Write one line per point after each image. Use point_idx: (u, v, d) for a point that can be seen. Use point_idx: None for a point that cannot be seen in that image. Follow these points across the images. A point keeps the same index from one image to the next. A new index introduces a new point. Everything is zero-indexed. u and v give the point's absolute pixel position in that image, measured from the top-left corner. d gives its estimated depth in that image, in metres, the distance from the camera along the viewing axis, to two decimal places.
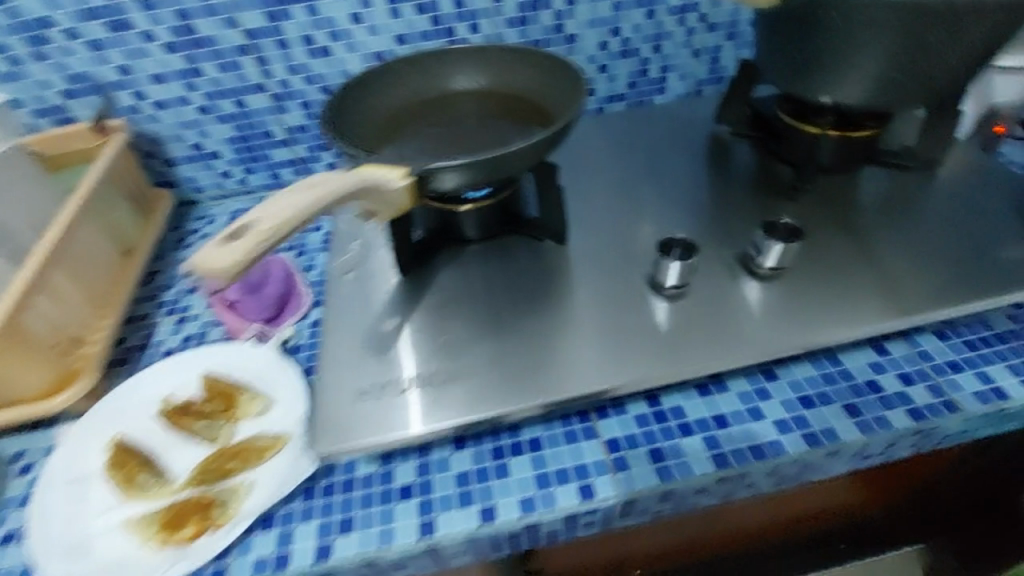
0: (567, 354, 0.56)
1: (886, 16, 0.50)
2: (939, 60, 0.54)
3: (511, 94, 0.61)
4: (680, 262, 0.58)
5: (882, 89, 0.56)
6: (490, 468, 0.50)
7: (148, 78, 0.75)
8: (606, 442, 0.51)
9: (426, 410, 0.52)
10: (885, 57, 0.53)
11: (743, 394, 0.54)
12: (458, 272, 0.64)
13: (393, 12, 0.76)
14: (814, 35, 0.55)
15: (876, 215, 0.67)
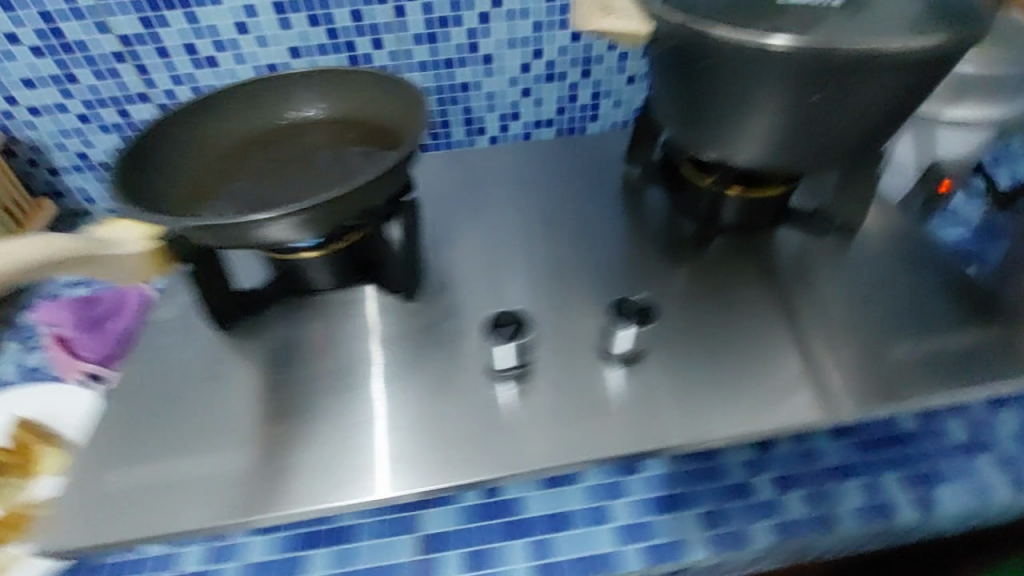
0: (398, 435, 0.51)
1: (777, 78, 0.44)
2: (840, 129, 0.47)
3: (363, 121, 0.54)
4: (509, 346, 0.51)
5: (786, 148, 0.49)
6: (291, 560, 0.47)
7: (17, 83, 0.70)
8: (426, 537, 0.47)
9: (241, 495, 0.48)
10: (780, 120, 0.47)
11: (593, 484, 0.50)
12: (312, 320, 0.59)
13: (283, 22, 0.69)
14: (703, 90, 0.48)
15: (781, 287, 0.61)
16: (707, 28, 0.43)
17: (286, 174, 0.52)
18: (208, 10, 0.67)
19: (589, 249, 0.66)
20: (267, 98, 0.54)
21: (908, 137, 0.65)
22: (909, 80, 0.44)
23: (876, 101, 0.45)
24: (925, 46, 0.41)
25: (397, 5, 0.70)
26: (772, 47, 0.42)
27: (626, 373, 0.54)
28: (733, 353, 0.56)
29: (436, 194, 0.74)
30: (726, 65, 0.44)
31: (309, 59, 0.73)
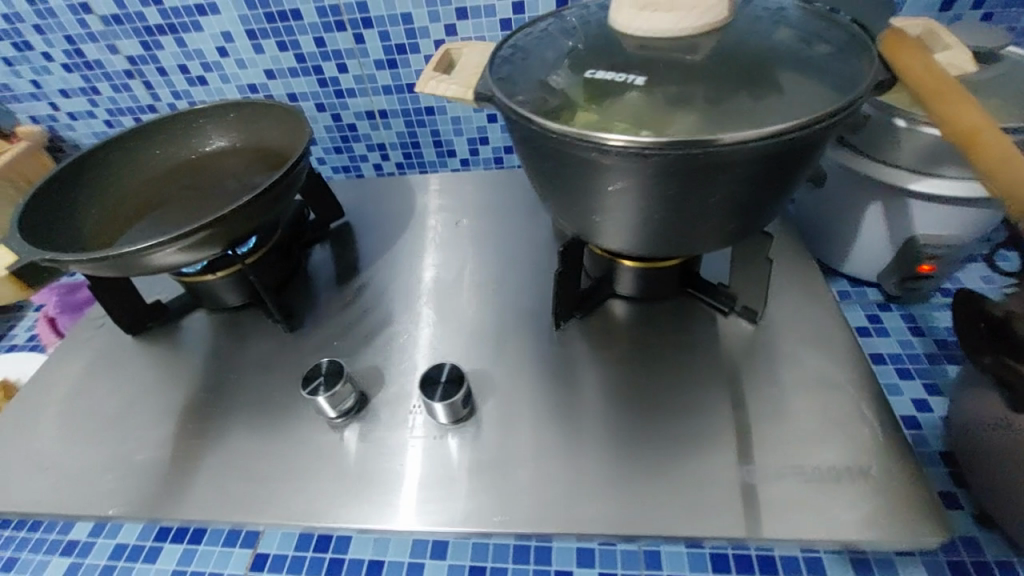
0: (245, 462, 0.50)
1: (624, 170, 0.38)
2: (710, 212, 0.42)
3: (260, 145, 0.61)
4: (322, 401, 0.46)
5: (671, 224, 0.43)
6: (144, 548, 0.52)
7: (56, 93, 0.83)
8: (251, 557, 0.50)
9: (89, 488, 0.49)
10: (641, 209, 0.41)
11: (416, 540, 0.50)
12: (214, 327, 0.61)
13: (257, 47, 0.75)
14: (560, 180, 0.42)
15: (704, 364, 0.51)
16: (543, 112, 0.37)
17: (192, 203, 0.57)
18: (193, 36, 0.74)
19: (506, 285, 0.61)
20: (173, 139, 0.61)
21: (876, 206, 0.55)
22: (769, 159, 0.38)
23: (739, 182, 0.40)
24: (776, 128, 0.36)
25: (355, 32, 0.72)
26: (608, 142, 0.36)
27: (485, 434, 0.49)
28: (615, 434, 0.48)
29: (376, 210, 0.74)
30: (569, 157, 0.39)
31: (284, 81, 0.78)
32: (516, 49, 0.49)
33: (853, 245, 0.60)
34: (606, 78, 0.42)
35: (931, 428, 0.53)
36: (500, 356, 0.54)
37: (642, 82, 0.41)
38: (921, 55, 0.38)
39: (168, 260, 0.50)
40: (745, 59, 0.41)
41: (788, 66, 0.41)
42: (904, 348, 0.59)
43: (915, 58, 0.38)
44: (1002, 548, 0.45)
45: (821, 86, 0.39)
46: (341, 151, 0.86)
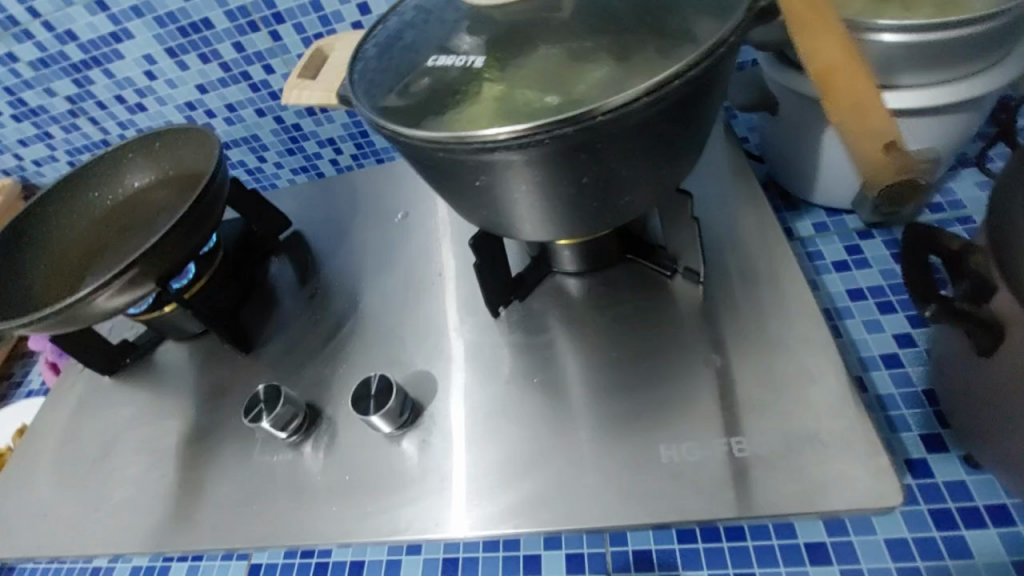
0: (218, 490, 0.52)
1: (502, 166, 0.34)
2: (619, 189, 0.36)
3: (183, 171, 0.61)
4: (270, 423, 0.48)
5: (584, 218, 0.39)
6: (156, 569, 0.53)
7: (16, 143, 0.84)
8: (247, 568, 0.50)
9: (84, 533, 0.52)
10: (542, 202, 0.37)
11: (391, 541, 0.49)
12: (183, 358, 0.62)
13: (181, 64, 0.73)
14: (452, 186, 0.38)
15: (656, 335, 0.49)
16: (406, 125, 0.33)
17: (132, 243, 0.58)
18: (118, 65, 0.74)
19: (455, 274, 0.59)
20: (105, 182, 0.62)
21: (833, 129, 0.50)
22: (659, 120, 0.33)
23: (638, 152, 0.34)
24: (648, 85, 0.31)
25: (270, 30, 0.69)
26: (469, 140, 0.32)
27: (435, 434, 0.49)
28: (567, 417, 0.47)
29: (328, 211, 0.72)
30: (445, 161, 0.35)
31: (217, 92, 0.76)
32: (400, 26, 0.45)
33: (819, 175, 0.54)
34: (444, 65, 0.39)
35: (915, 366, 0.48)
36: (448, 351, 0.53)
37: (518, 48, 0.37)
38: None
39: (106, 307, 0.50)
40: (627, 1, 0.36)
41: (675, 0, 0.36)
42: (886, 279, 0.53)
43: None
44: (994, 491, 0.41)
45: (709, 19, 0.34)
46: (294, 152, 0.84)
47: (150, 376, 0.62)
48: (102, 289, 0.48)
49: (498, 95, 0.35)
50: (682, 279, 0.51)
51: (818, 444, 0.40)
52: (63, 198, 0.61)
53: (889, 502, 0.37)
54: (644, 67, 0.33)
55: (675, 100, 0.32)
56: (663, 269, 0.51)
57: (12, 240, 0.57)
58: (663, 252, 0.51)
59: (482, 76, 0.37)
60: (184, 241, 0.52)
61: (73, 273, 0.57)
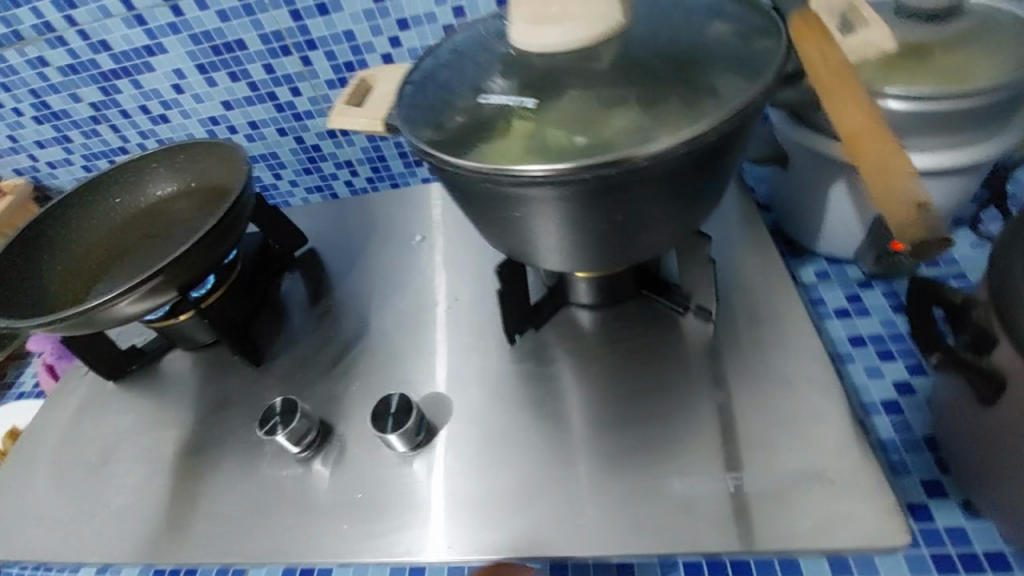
0: (221, 502, 0.51)
1: (540, 199, 0.35)
2: (644, 227, 0.38)
3: (206, 185, 0.62)
4: (284, 436, 0.48)
5: (609, 252, 0.40)
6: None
7: (33, 145, 0.85)
8: None
9: (76, 543, 0.51)
10: (571, 235, 0.38)
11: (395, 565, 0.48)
12: (190, 368, 0.62)
13: (210, 80, 0.75)
14: (485, 215, 0.40)
15: (668, 370, 0.50)
16: (448, 156, 0.35)
17: (150, 252, 0.58)
18: (147, 77, 0.75)
19: (470, 299, 0.60)
20: (127, 190, 0.63)
21: (840, 185, 0.53)
22: (689, 166, 0.35)
23: (666, 194, 0.36)
24: (685, 134, 0.33)
25: (302, 55, 0.71)
26: (513, 174, 0.33)
27: (447, 456, 0.49)
28: (578, 446, 0.47)
29: (344, 231, 0.73)
30: (484, 191, 0.37)
31: (242, 110, 0.78)
32: (435, 67, 0.47)
33: (823, 225, 0.57)
34: (499, 102, 0.40)
35: (915, 413, 0.50)
36: (462, 374, 0.54)
37: (557, 92, 0.39)
38: (825, 46, 0.35)
39: (123, 314, 0.50)
40: (660, 57, 0.39)
41: (706, 59, 0.39)
42: (886, 328, 0.55)
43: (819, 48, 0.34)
44: (994, 539, 0.42)
45: (738, 80, 0.37)
46: (311, 171, 0.85)
47: (154, 384, 0.61)
48: (123, 295, 0.48)
49: (536, 134, 0.37)
50: (693, 316, 0.52)
51: (824, 484, 0.41)
52: (83, 202, 0.61)
53: (894, 543, 0.38)
54: (677, 120, 0.36)
55: (705, 148, 0.34)
56: (676, 305, 0.52)
57: (30, 241, 0.57)
58: (675, 290, 0.53)
59: (520, 117, 0.39)
60: (208, 253, 0.52)
61: (89, 277, 0.57)
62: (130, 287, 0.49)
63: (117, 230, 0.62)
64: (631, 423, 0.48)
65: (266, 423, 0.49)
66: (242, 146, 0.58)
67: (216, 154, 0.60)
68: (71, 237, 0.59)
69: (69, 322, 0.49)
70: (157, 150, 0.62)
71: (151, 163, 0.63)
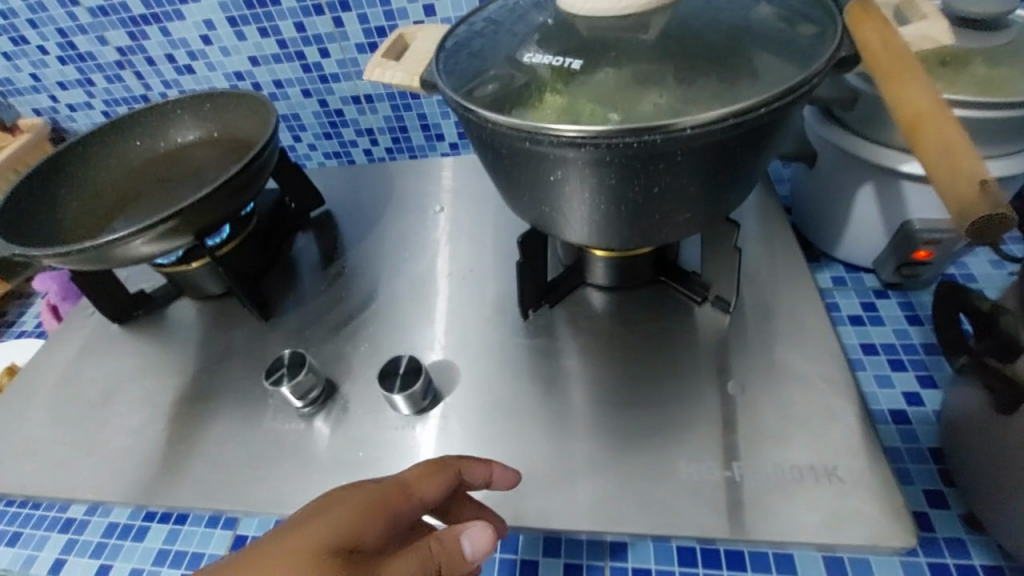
0: (220, 448, 0.51)
1: (580, 162, 0.34)
2: (679, 205, 0.38)
3: (228, 136, 0.62)
4: (290, 388, 0.48)
5: (640, 229, 0.40)
6: (133, 528, 0.48)
7: (55, 85, 0.84)
8: (232, 539, 0.46)
9: (70, 479, 0.51)
10: (603, 206, 0.38)
11: None
12: (196, 317, 0.61)
13: (239, 34, 0.74)
14: (516, 178, 0.39)
15: (679, 357, 0.50)
16: (489, 112, 0.34)
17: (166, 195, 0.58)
18: (176, 25, 0.74)
19: (484, 272, 0.60)
20: (147, 134, 0.62)
21: (868, 188, 0.52)
22: (735, 143, 0.34)
23: (706, 170, 0.36)
24: (738, 107, 0.32)
25: (334, 16, 0.71)
26: (557, 132, 0.33)
27: (451, 423, 0.49)
28: (583, 424, 0.47)
29: (360, 196, 0.73)
30: (521, 152, 0.36)
31: (268, 67, 0.77)
32: (468, 35, 0.46)
33: (846, 229, 0.57)
34: (539, 62, 0.40)
35: (922, 423, 0.49)
36: (471, 345, 0.54)
37: (597, 61, 0.39)
38: (885, 29, 0.34)
39: (139, 253, 0.50)
40: (701, 33, 0.39)
41: (751, 40, 0.38)
42: (899, 338, 0.55)
43: (876, 32, 0.34)
44: (992, 552, 0.42)
45: (783, 63, 0.36)
46: (331, 136, 0.85)
47: (159, 330, 0.61)
48: (140, 232, 0.48)
49: (574, 102, 0.37)
50: (711, 306, 0.52)
51: (829, 481, 0.41)
52: (104, 141, 0.60)
53: (895, 544, 0.37)
54: (719, 97, 0.35)
55: (753, 126, 0.33)
56: (693, 293, 0.52)
57: (48, 174, 0.56)
58: (693, 279, 0.53)
59: (559, 83, 0.38)
60: (227, 200, 0.52)
61: (104, 215, 0.57)
62: (147, 226, 0.48)
63: (133, 173, 0.61)
64: (638, 407, 0.47)
65: (272, 374, 0.49)
66: (268, 98, 0.58)
67: (242, 104, 0.60)
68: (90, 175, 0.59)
69: (82, 256, 0.48)
70: (182, 96, 0.62)
71: (174, 109, 0.62)
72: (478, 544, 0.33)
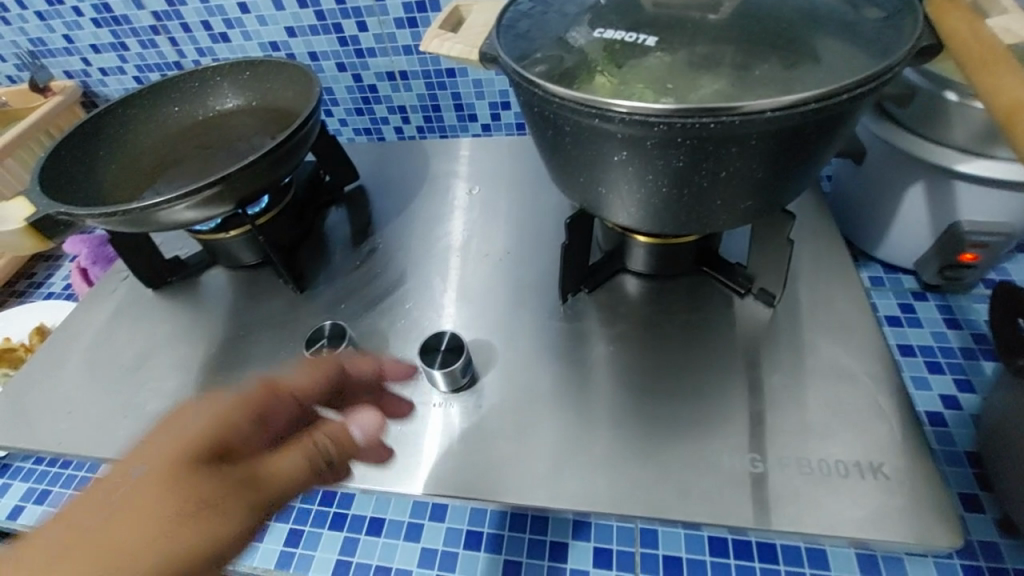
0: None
1: (643, 138, 0.35)
2: (739, 189, 0.38)
3: (268, 105, 0.61)
4: None
5: (698, 211, 0.40)
6: None
7: (88, 48, 0.84)
8: None
9: (101, 438, 0.51)
10: (664, 187, 0.38)
11: (416, 501, 0.48)
12: (228, 285, 0.61)
13: (277, 4, 0.73)
14: (574, 154, 0.39)
15: (715, 348, 0.49)
16: (559, 86, 0.34)
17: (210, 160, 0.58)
18: None
19: (518, 254, 0.59)
20: (187, 99, 0.62)
21: (917, 188, 0.51)
22: (808, 128, 0.34)
23: (774, 155, 0.36)
24: (820, 92, 0.32)
25: None
26: (630, 109, 0.33)
27: (485, 402, 0.49)
28: (617, 410, 0.47)
29: (392, 172, 0.73)
30: (584, 126, 0.36)
31: (304, 39, 0.77)
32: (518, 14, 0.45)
33: (888, 228, 0.56)
34: (613, 37, 0.39)
35: (958, 427, 0.49)
36: (505, 326, 0.53)
37: (662, 41, 0.38)
38: (975, 26, 0.35)
39: (181, 218, 0.50)
40: (772, 17, 0.38)
41: (819, 26, 0.37)
42: (937, 341, 0.54)
43: (970, 31, 0.35)
44: None
45: (852, 51, 0.35)
46: (362, 112, 0.84)
47: (192, 296, 0.61)
48: (183, 198, 0.47)
49: (642, 79, 0.36)
50: (753, 299, 0.52)
51: (865, 477, 0.41)
52: (144, 104, 0.60)
53: (930, 542, 0.37)
54: (794, 79, 0.34)
55: (829, 113, 0.33)
56: (736, 285, 0.52)
57: (89, 134, 0.56)
58: (736, 271, 0.52)
59: (623, 61, 0.37)
60: (269, 169, 0.51)
61: (141, 177, 0.57)
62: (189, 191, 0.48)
63: (173, 138, 0.61)
64: (674, 394, 0.47)
65: (311, 342, 0.49)
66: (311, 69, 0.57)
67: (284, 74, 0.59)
68: (129, 137, 0.59)
69: (124, 218, 0.48)
70: (225, 63, 0.62)
71: (216, 76, 0.62)
72: (369, 429, 0.38)
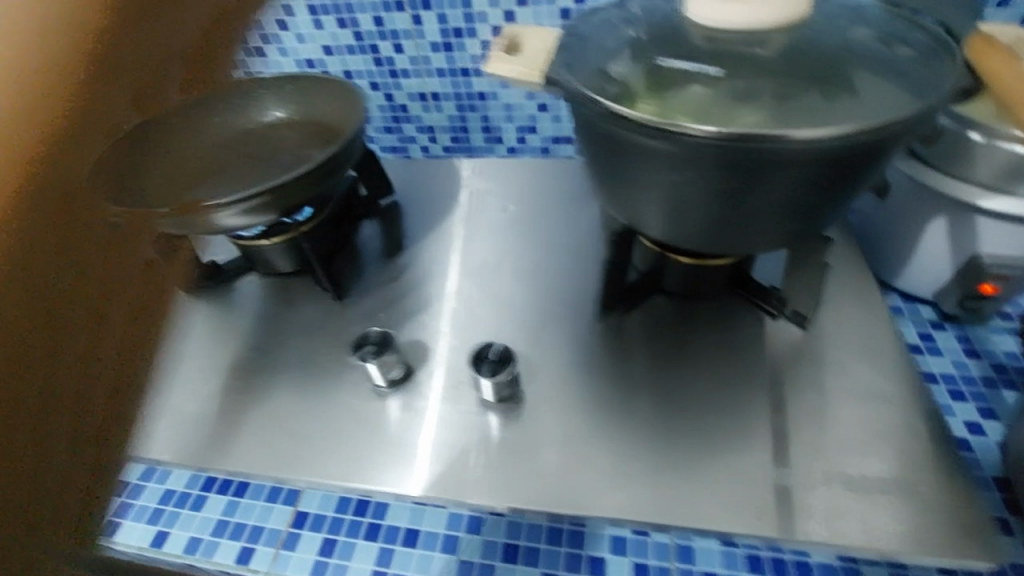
0: (295, 419, 0.53)
1: (693, 161, 0.38)
2: (775, 214, 0.41)
3: (313, 121, 0.63)
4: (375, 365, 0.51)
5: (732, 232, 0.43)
6: (191, 497, 0.50)
7: None
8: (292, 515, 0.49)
9: None
10: (705, 207, 0.41)
11: (451, 512, 0.48)
12: (261, 292, 0.62)
13: (318, 23, 0.76)
14: (619, 168, 0.42)
15: (742, 369, 0.53)
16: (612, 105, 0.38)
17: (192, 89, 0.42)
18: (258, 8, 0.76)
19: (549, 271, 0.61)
20: (231, 110, 0.63)
21: (939, 221, 0.54)
22: (846, 159, 0.37)
23: (811, 183, 0.39)
24: (859, 125, 0.35)
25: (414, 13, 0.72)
26: (680, 129, 0.36)
27: None
28: None
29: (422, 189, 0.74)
30: (634, 143, 0.39)
31: (341, 58, 0.79)
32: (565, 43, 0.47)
33: (910, 258, 0.58)
34: (678, 67, 0.41)
35: (985, 454, 0.50)
36: (536, 342, 0.56)
37: (724, 72, 0.40)
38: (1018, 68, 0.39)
39: (223, 224, 0.51)
40: (819, 53, 0.40)
41: (863, 65, 0.39)
42: (957, 369, 0.56)
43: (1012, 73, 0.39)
44: None
45: (896, 89, 0.38)
46: (391, 131, 0.86)
47: (225, 301, 0.62)
48: (241, 202, 0.49)
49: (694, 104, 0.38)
50: (785, 321, 0.55)
51: None
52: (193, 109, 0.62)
53: None
54: (836, 108, 0.37)
55: (866, 146, 0.37)
56: (771, 306, 0.54)
57: None
58: (768, 296, 0.55)
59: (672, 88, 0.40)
60: (312, 182, 0.52)
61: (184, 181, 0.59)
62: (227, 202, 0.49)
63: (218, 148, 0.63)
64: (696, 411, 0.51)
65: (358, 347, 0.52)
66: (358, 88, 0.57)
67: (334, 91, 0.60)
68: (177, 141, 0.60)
69: None
70: (271, 76, 0.64)
71: (261, 89, 0.64)
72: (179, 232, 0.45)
